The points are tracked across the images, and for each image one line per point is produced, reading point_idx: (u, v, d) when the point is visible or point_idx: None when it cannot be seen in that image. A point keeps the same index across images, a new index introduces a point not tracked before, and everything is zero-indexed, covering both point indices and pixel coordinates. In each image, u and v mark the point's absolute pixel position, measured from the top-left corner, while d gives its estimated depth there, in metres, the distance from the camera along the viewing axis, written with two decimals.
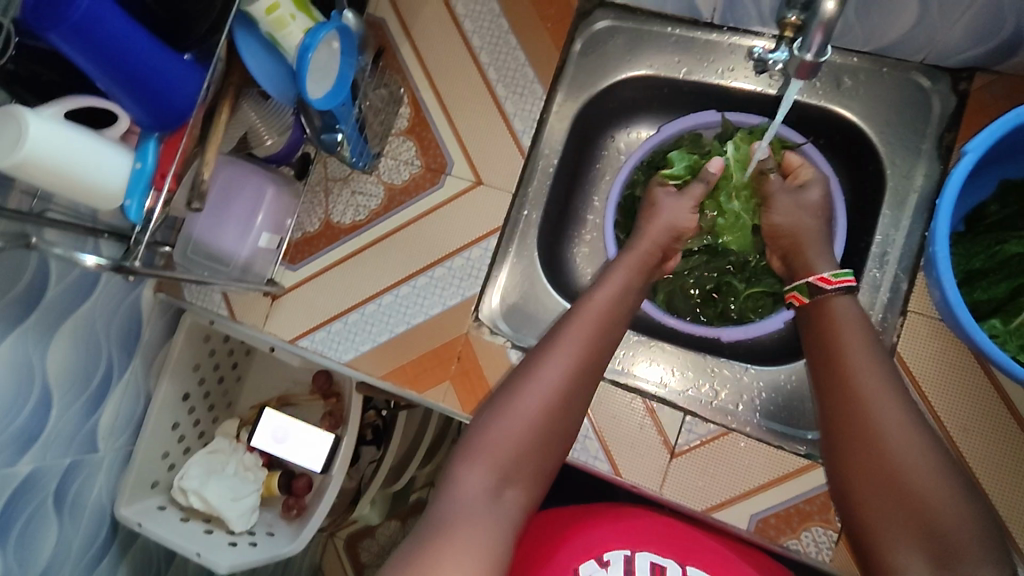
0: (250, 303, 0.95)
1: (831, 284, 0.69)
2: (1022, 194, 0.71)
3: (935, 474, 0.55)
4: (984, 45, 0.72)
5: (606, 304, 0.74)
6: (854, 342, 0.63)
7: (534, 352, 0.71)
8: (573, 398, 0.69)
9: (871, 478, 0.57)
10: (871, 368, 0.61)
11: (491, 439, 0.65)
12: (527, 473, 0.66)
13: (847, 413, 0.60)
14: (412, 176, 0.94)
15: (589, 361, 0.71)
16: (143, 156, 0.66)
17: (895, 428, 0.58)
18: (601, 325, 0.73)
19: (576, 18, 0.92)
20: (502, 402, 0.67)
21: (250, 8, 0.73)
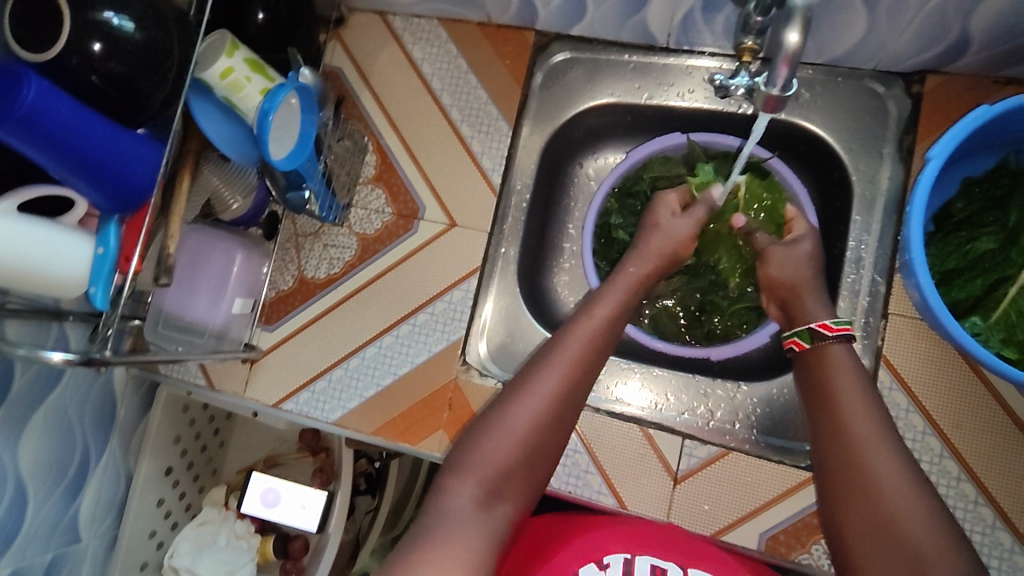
0: (228, 369, 0.92)
1: (831, 331, 0.67)
2: (985, 191, 0.73)
3: (921, 508, 0.56)
4: (931, 49, 0.75)
5: (598, 328, 0.70)
6: (844, 374, 0.64)
7: (528, 364, 0.68)
8: (560, 432, 0.66)
9: (859, 511, 0.57)
10: (862, 401, 0.62)
11: (481, 454, 0.62)
12: (515, 488, 0.63)
13: (837, 445, 0.61)
14: (384, 224, 0.92)
15: (579, 393, 0.67)
16: (105, 239, 0.65)
17: (883, 460, 0.58)
18: (592, 352, 0.69)
19: (533, 52, 0.93)
20: (485, 435, 0.64)
21: (205, 75, 0.73)
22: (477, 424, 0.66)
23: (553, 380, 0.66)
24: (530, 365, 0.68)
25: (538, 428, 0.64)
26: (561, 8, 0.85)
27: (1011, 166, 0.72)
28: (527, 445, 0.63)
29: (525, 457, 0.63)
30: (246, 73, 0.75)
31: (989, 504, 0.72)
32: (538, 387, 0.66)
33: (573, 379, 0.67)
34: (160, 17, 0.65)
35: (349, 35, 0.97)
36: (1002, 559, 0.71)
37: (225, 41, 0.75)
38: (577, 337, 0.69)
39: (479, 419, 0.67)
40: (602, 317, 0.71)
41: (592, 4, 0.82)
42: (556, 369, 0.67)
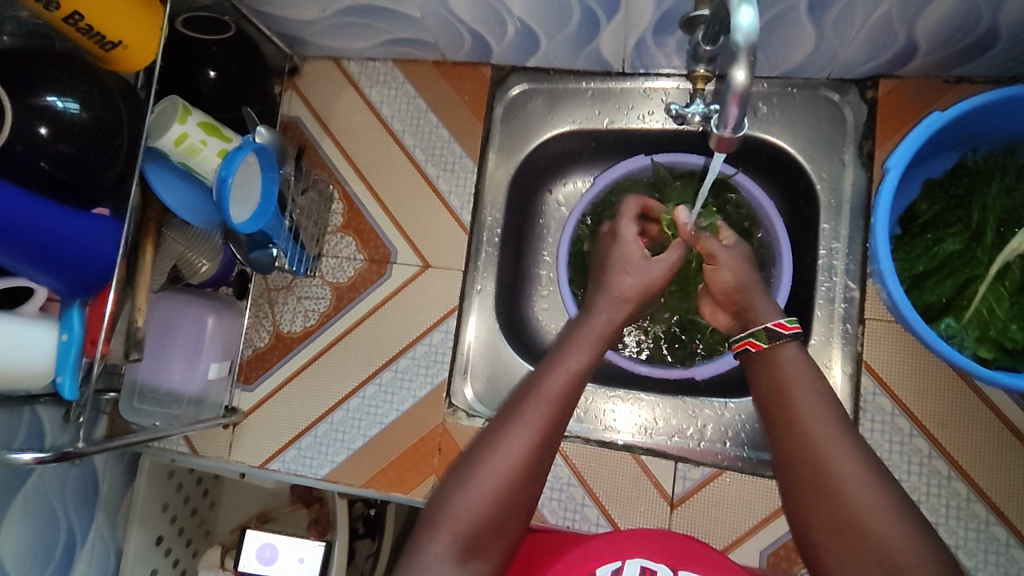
0: (211, 434, 0.91)
1: (787, 330, 0.66)
2: (947, 191, 0.74)
3: (891, 512, 0.55)
4: (881, 55, 0.76)
5: (572, 374, 0.65)
6: (799, 375, 0.63)
7: (500, 413, 0.64)
8: (537, 488, 0.62)
9: (827, 519, 0.56)
10: (819, 403, 0.61)
11: (452, 510, 0.58)
12: (492, 539, 0.59)
13: (799, 453, 0.59)
14: (357, 272, 0.91)
15: (556, 443, 0.63)
16: (69, 324, 0.64)
17: (850, 466, 0.57)
18: (569, 399, 0.64)
19: (491, 86, 0.93)
20: (458, 496, 0.59)
21: (157, 143, 0.72)
22: (447, 482, 0.61)
23: (528, 432, 0.61)
24: (503, 415, 0.64)
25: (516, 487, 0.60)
26: (514, 43, 0.85)
27: (968, 165, 0.73)
28: (506, 505, 0.59)
29: (503, 517, 0.59)
30: (201, 137, 0.73)
31: (981, 501, 0.73)
32: (511, 441, 0.61)
33: (550, 430, 0.62)
34: (106, 94, 0.64)
35: (305, 83, 0.96)
36: (999, 554, 0.72)
37: (176, 106, 0.73)
38: (550, 383, 0.65)
39: (451, 474, 0.62)
40: (578, 361, 0.67)
41: (544, 37, 0.83)
42: (531, 422, 0.62)
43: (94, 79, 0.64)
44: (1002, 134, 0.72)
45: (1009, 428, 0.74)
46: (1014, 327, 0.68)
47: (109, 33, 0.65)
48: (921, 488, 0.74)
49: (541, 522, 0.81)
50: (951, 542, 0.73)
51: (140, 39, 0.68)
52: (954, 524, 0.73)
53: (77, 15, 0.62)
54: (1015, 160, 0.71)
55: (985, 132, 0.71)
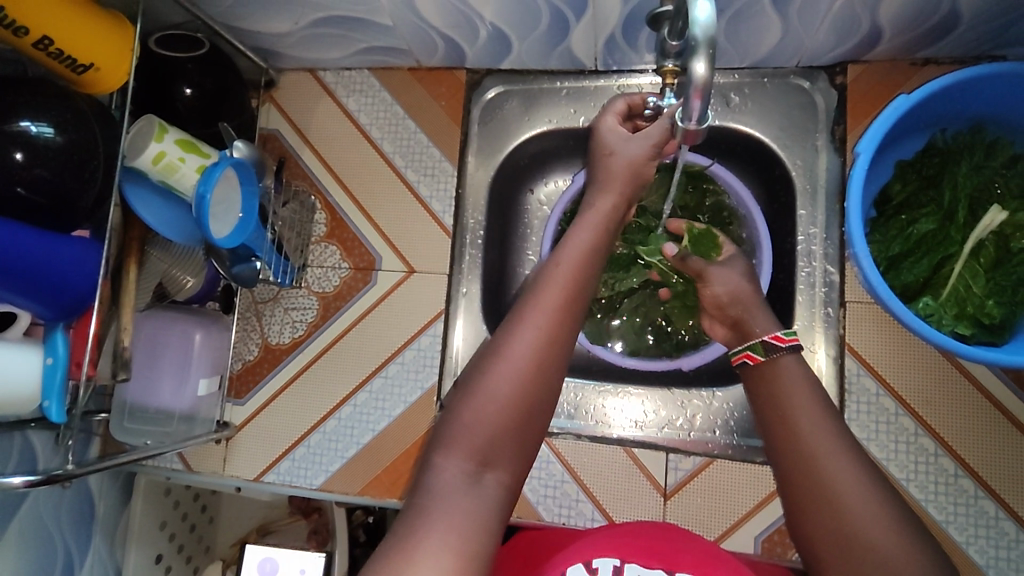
0: (204, 450, 0.91)
1: (785, 342, 0.65)
2: (919, 172, 0.75)
3: (891, 529, 0.55)
4: (847, 41, 0.77)
5: (570, 272, 0.65)
6: (793, 382, 0.64)
7: (507, 318, 0.64)
8: (548, 389, 0.62)
9: (826, 535, 0.56)
10: (816, 417, 0.61)
11: (465, 423, 0.60)
12: (507, 452, 0.61)
13: (796, 469, 0.59)
14: (342, 280, 0.92)
15: (563, 340, 0.63)
16: (53, 348, 0.64)
17: (849, 482, 0.57)
18: (570, 295, 0.64)
19: (467, 90, 0.93)
20: (466, 407, 0.61)
21: (135, 163, 0.73)
22: (460, 392, 0.63)
23: (529, 335, 0.62)
24: (506, 324, 0.64)
25: (524, 389, 0.61)
26: (487, 46, 0.86)
27: (938, 146, 0.74)
28: (515, 410, 0.60)
29: (514, 421, 0.61)
30: (179, 154, 0.74)
31: (968, 476, 0.74)
32: (513, 347, 0.62)
33: (552, 329, 0.63)
34: (80, 115, 0.65)
35: (282, 95, 0.97)
36: (989, 528, 0.73)
37: (152, 125, 0.73)
38: (548, 286, 0.65)
39: (460, 388, 0.64)
40: (573, 257, 0.67)
41: (516, 39, 0.83)
42: (531, 324, 0.63)
43: (65, 100, 0.64)
44: (969, 113, 0.73)
45: (992, 402, 0.75)
46: (991, 303, 0.69)
47: (80, 55, 0.65)
48: (909, 466, 0.75)
49: (536, 519, 0.82)
50: (942, 518, 0.74)
51: (110, 61, 0.68)
52: (944, 501, 0.74)
53: (46, 39, 0.63)
54: (983, 139, 0.72)
55: (952, 113, 0.72)
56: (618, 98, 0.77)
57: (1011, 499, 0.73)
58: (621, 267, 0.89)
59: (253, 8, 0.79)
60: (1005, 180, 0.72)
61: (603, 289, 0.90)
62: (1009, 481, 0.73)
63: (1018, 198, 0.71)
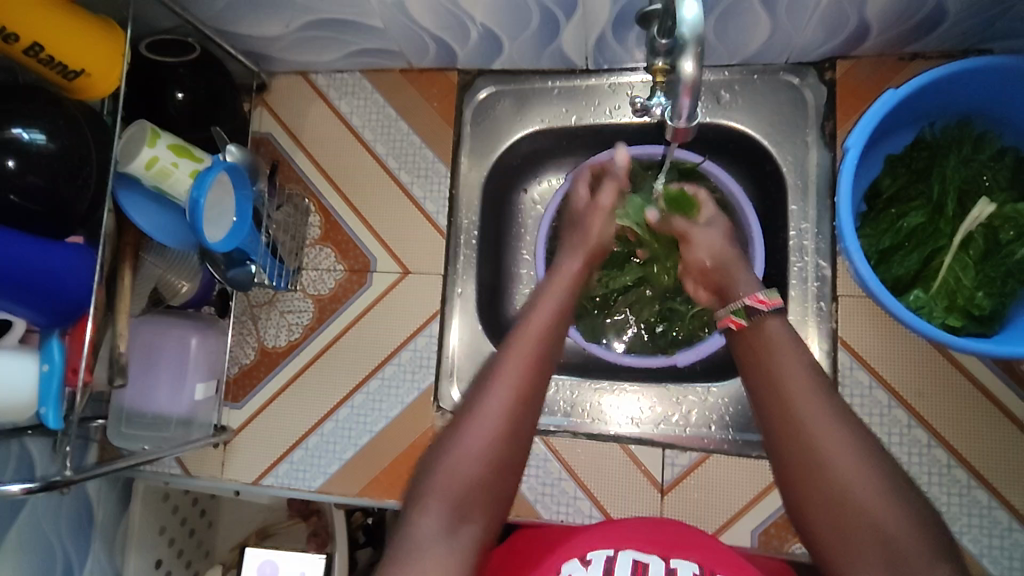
0: (202, 454, 0.91)
1: (767, 305, 0.66)
2: (908, 165, 0.75)
3: (885, 497, 0.57)
4: (836, 37, 0.77)
5: (538, 332, 0.69)
6: (783, 352, 0.64)
7: (477, 382, 0.67)
8: (520, 446, 0.65)
9: (821, 503, 0.58)
10: (808, 389, 0.61)
11: (440, 479, 0.62)
12: (482, 507, 0.63)
13: (792, 441, 0.60)
14: (337, 283, 0.92)
15: (533, 400, 0.66)
16: (49, 354, 0.64)
17: (839, 447, 0.59)
18: (539, 354, 0.67)
19: (459, 90, 0.93)
20: (442, 462, 0.63)
21: (128, 168, 0.73)
22: (435, 449, 0.65)
23: (502, 394, 0.65)
24: (479, 381, 0.67)
25: (498, 445, 0.63)
26: (478, 47, 0.86)
27: (926, 139, 0.75)
28: (489, 464, 0.63)
29: (488, 475, 0.63)
30: (172, 158, 0.74)
31: (961, 466, 0.75)
32: (486, 405, 0.64)
33: (522, 389, 0.65)
34: (72, 122, 0.65)
35: (274, 99, 0.97)
36: (983, 517, 0.74)
37: (144, 131, 0.74)
38: (518, 344, 0.68)
39: (434, 447, 0.66)
40: (542, 318, 0.70)
41: (507, 39, 0.83)
42: (504, 383, 0.65)
43: (56, 107, 0.64)
44: (955, 107, 0.73)
45: (983, 393, 0.76)
46: (980, 295, 0.70)
47: (71, 61, 0.65)
48: (903, 457, 0.76)
49: (534, 517, 0.82)
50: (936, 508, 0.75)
51: (101, 68, 0.68)
52: (938, 491, 0.75)
53: (37, 45, 0.63)
54: (971, 132, 0.73)
55: (940, 106, 0.73)
56: (584, 168, 0.85)
57: (1003, 488, 0.74)
58: (616, 264, 0.90)
59: (244, 11, 0.79)
60: (993, 173, 0.72)
61: (599, 287, 0.90)
62: (1001, 470, 0.74)
63: (1006, 190, 0.72)
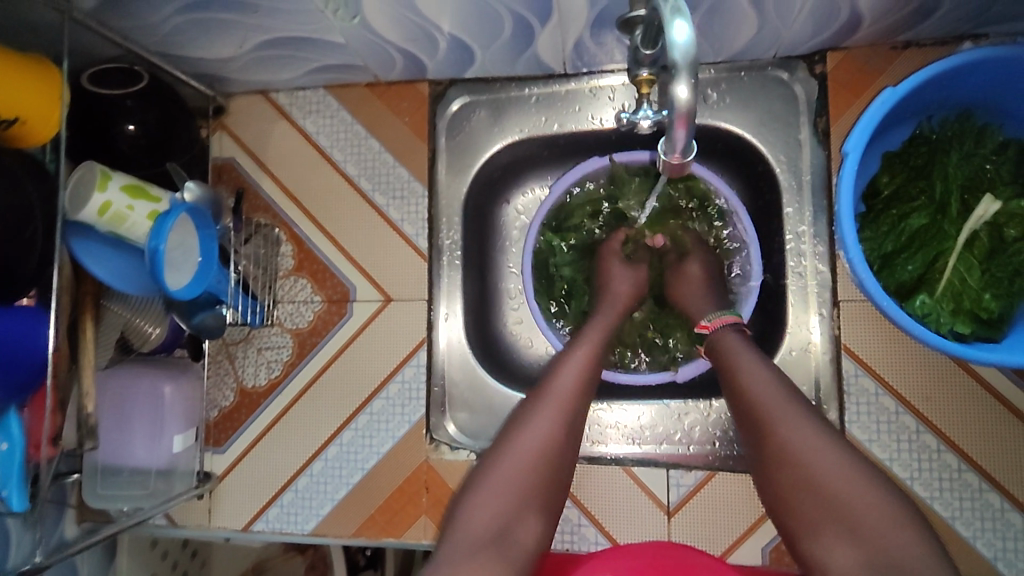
0: (187, 504, 0.87)
1: (712, 326, 0.72)
2: (907, 163, 0.72)
3: (861, 483, 0.55)
4: (827, 29, 0.73)
5: (580, 369, 0.68)
6: (743, 355, 0.66)
7: (525, 400, 0.67)
8: (567, 461, 0.64)
9: (801, 498, 0.56)
10: (771, 388, 0.62)
11: (492, 482, 0.60)
12: (532, 516, 0.60)
13: (763, 441, 0.60)
14: (316, 315, 0.87)
15: (580, 423, 0.66)
16: (7, 431, 0.60)
17: (807, 441, 0.57)
18: (588, 378, 0.68)
19: (431, 102, 0.88)
20: (480, 486, 0.60)
21: (79, 216, 0.68)
22: (483, 459, 0.63)
23: (543, 423, 0.63)
24: (526, 400, 0.67)
25: (543, 469, 0.61)
26: (448, 58, 0.80)
27: (926, 135, 0.71)
28: (525, 494, 0.60)
29: (534, 494, 0.61)
30: (126, 202, 0.70)
31: (973, 470, 0.73)
32: (527, 435, 0.62)
33: (572, 406, 0.65)
34: (11, 176, 0.59)
35: (233, 122, 0.91)
36: (996, 520, 0.72)
37: (94, 173, 0.68)
38: (559, 381, 0.67)
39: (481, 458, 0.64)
40: (583, 356, 0.69)
41: (478, 49, 0.78)
42: (550, 407, 0.64)
43: None
44: (957, 99, 0.69)
45: (993, 394, 0.73)
46: (988, 297, 0.67)
47: (2, 111, 0.59)
48: (913, 465, 0.74)
49: None
50: (949, 515, 0.73)
51: (38, 114, 0.62)
52: (950, 497, 0.73)
53: None
54: (972, 125, 0.69)
55: (939, 100, 0.69)
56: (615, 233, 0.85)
57: (1017, 491, 0.72)
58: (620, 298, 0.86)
59: (192, 34, 0.73)
60: (996, 167, 0.69)
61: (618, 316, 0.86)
62: (1013, 472, 0.72)
63: (1010, 184, 0.69)
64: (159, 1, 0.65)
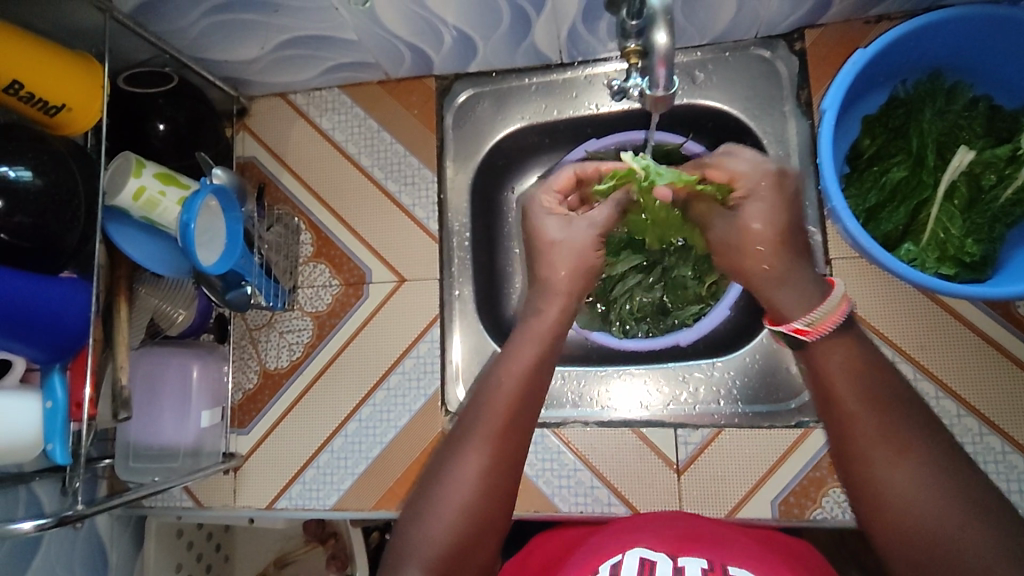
0: (213, 485, 0.90)
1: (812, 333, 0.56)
2: (885, 124, 0.76)
3: (971, 546, 0.47)
4: (801, 7, 0.79)
5: (515, 384, 0.61)
6: (840, 374, 0.55)
7: (449, 439, 0.61)
8: (500, 503, 0.59)
9: (894, 545, 0.50)
10: (874, 422, 0.52)
11: (411, 547, 0.57)
12: (462, 574, 0.58)
13: (857, 474, 0.52)
14: (334, 297, 0.92)
15: (510, 460, 0.59)
16: (52, 392, 0.66)
17: (911, 490, 0.50)
18: (517, 409, 0.60)
19: (438, 96, 0.94)
20: (404, 547, 0.57)
21: (117, 201, 0.73)
22: (409, 510, 0.60)
23: (473, 457, 0.58)
24: (451, 439, 0.61)
25: (470, 522, 0.57)
26: (452, 51, 0.87)
27: (900, 97, 0.76)
28: (466, 528, 0.57)
29: (466, 549, 0.57)
30: (159, 187, 0.75)
31: (972, 415, 0.75)
32: (455, 470, 0.58)
33: (494, 450, 0.59)
34: (57, 157, 0.65)
35: (255, 123, 0.97)
36: (998, 462, 0.74)
37: (130, 162, 0.74)
38: (493, 403, 0.60)
39: (408, 505, 0.60)
40: (518, 367, 0.61)
41: (480, 41, 0.85)
42: (473, 453, 0.58)
43: (40, 144, 0.64)
44: (925, 62, 0.75)
45: (987, 340, 0.76)
46: (970, 242, 0.71)
47: (52, 98, 0.66)
48: None
49: (553, 511, 0.82)
50: None
51: (83, 102, 0.68)
52: None
53: (17, 83, 0.63)
54: (942, 85, 0.74)
55: (909, 63, 0.75)
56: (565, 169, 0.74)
57: (1015, 432, 0.74)
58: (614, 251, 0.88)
59: (218, 36, 0.80)
60: (969, 122, 0.73)
61: (623, 289, 0.90)
62: (1012, 415, 0.74)
63: (984, 137, 0.73)
64: (188, 5, 0.73)
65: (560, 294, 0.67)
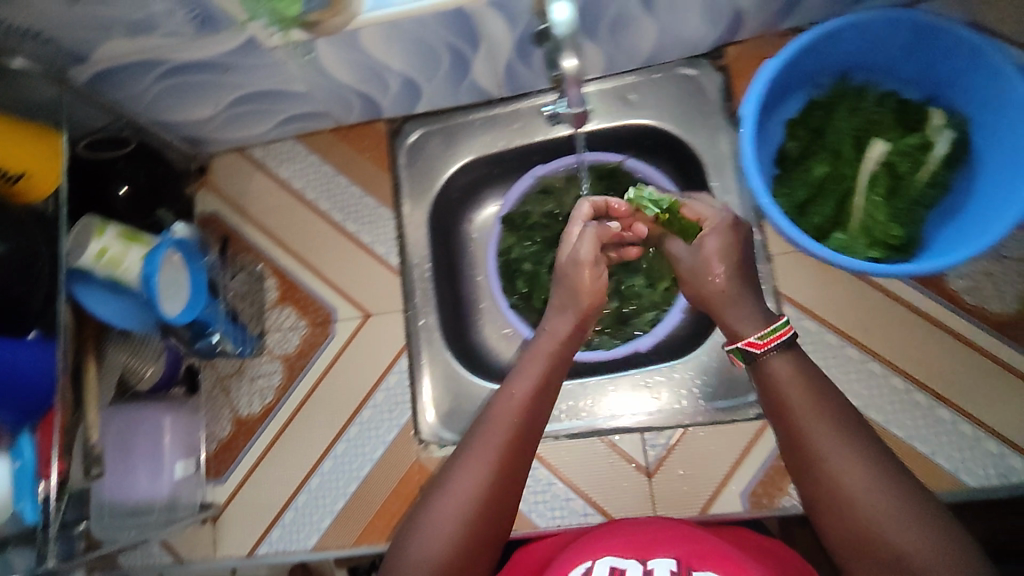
0: (193, 537, 0.90)
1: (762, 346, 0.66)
2: (806, 126, 0.81)
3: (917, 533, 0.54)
4: (717, 28, 0.85)
5: (521, 404, 0.67)
6: (798, 388, 0.63)
7: (453, 457, 0.66)
8: (497, 515, 0.63)
9: (850, 538, 0.57)
10: (827, 431, 0.60)
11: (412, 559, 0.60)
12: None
13: (815, 478, 0.59)
14: (302, 339, 0.94)
15: (511, 476, 0.64)
16: (20, 452, 0.67)
17: (864, 488, 0.57)
18: (520, 428, 0.65)
19: (390, 138, 0.99)
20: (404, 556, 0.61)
21: (79, 263, 0.74)
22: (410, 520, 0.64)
23: (476, 472, 0.63)
24: (455, 456, 0.66)
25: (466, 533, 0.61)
26: (399, 95, 0.92)
27: (816, 100, 0.81)
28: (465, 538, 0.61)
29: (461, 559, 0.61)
30: (122, 247, 0.76)
31: (921, 390, 0.78)
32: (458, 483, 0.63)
33: (496, 466, 0.63)
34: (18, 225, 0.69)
35: (216, 179, 1.01)
36: (950, 434, 0.77)
37: (90, 225, 0.75)
38: (496, 423, 0.66)
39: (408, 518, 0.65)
40: (525, 389, 0.68)
41: (424, 83, 0.89)
42: (475, 467, 0.63)
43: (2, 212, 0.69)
44: (835, 66, 0.80)
45: (924, 316, 0.80)
46: (894, 226, 0.75)
47: (12, 166, 0.69)
48: (865, 394, 0.79)
49: (531, 528, 0.82)
50: (906, 434, 0.77)
51: (41, 166, 0.71)
52: (904, 418, 0.78)
53: None
54: (850, 87, 0.80)
55: (819, 69, 0.80)
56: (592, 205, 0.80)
57: (963, 403, 0.77)
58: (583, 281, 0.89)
59: (172, 100, 0.84)
60: (881, 116, 0.78)
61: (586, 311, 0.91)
62: (958, 387, 0.77)
63: (895, 129, 0.78)
64: (141, 72, 0.77)
65: (568, 322, 0.74)
